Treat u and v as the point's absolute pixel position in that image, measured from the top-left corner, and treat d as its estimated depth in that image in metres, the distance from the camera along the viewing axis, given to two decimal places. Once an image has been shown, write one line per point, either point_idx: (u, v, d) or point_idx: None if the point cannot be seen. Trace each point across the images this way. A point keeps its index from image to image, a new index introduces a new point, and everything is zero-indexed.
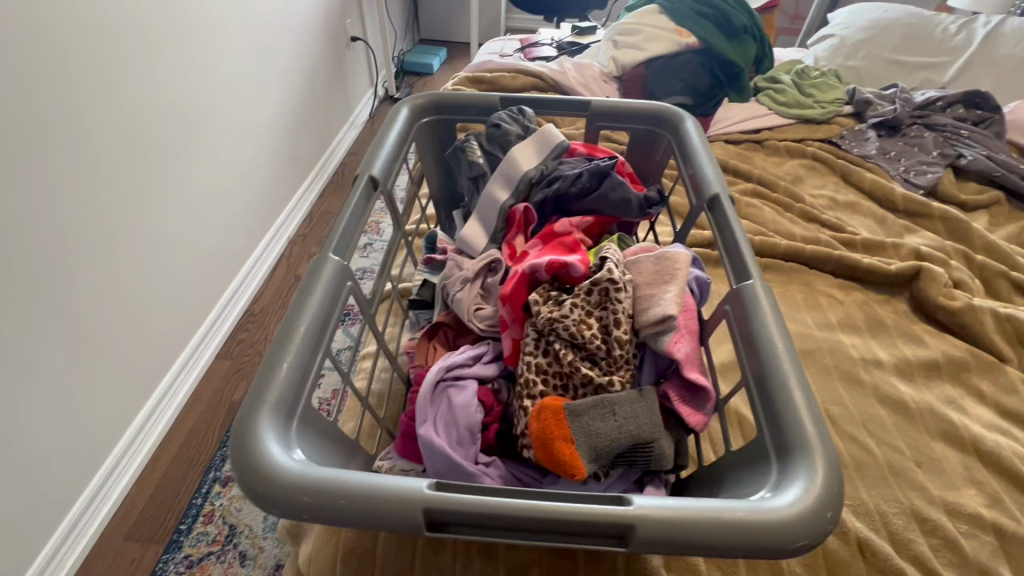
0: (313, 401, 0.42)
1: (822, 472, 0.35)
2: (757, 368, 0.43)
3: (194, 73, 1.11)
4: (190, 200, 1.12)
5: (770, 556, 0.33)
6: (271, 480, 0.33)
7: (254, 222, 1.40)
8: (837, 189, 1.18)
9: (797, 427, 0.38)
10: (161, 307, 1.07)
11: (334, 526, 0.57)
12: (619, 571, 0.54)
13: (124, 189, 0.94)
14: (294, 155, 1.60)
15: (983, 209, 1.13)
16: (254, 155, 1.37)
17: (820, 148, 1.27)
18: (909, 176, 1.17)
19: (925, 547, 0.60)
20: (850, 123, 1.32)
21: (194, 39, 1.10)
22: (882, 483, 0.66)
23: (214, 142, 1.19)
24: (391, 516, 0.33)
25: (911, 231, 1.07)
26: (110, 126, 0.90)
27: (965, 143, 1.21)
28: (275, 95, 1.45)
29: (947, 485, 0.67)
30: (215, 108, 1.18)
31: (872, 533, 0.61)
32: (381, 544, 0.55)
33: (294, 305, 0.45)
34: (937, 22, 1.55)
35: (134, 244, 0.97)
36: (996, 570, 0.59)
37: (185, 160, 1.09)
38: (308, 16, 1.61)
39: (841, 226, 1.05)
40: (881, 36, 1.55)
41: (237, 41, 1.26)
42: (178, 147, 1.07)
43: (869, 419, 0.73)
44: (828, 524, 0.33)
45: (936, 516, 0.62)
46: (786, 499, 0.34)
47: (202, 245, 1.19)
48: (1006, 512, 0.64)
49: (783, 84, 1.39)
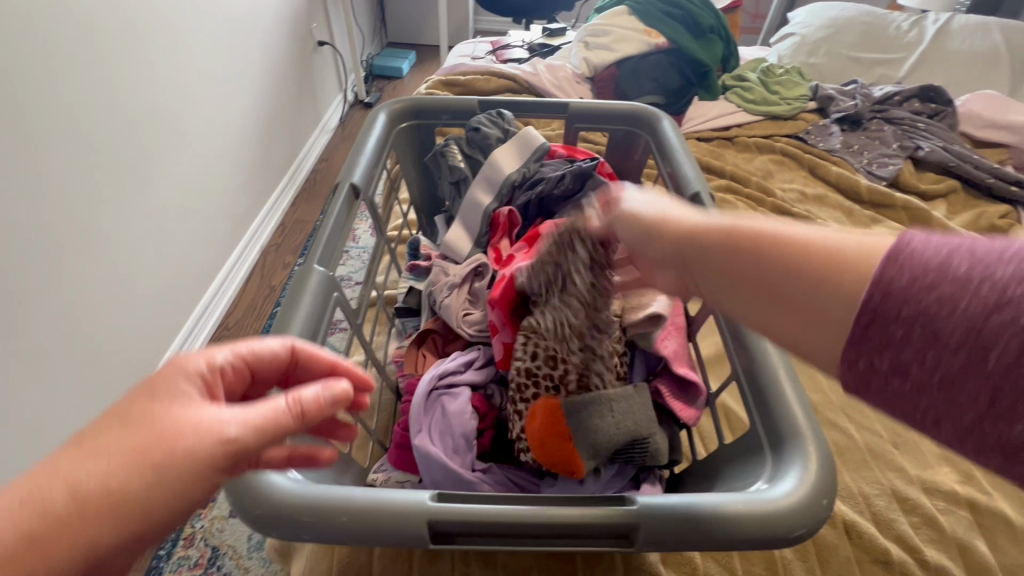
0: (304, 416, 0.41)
1: (817, 462, 0.36)
2: (747, 361, 0.44)
3: (157, 80, 1.07)
4: (157, 212, 1.08)
5: (771, 547, 0.33)
6: (266, 501, 0.32)
7: (224, 233, 1.36)
8: (806, 182, 1.22)
9: (789, 418, 0.39)
10: (129, 325, 1.03)
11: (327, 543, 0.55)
12: (618, 568, 0.55)
13: (87, 202, 0.89)
14: (265, 162, 1.56)
15: (942, 198, 1.19)
16: (223, 165, 1.33)
17: (788, 143, 1.31)
18: (873, 169, 1.21)
19: (906, 527, 0.62)
20: (814, 118, 1.37)
21: (159, 48, 1.07)
22: (863, 467, 0.68)
23: (180, 151, 1.15)
24: (395, 530, 0.32)
25: (876, 222, 1.11)
26: (71, 139, 0.86)
27: (922, 136, 1.27)
28: (243, 103, 1.42)
29: (923, 464, 0.69)
30: (182, 118, 1.15)
31: (856, 516, 0.63)
32: (378, 558, 0.54)
33: (279, 321, 0.43)
34: (890, 20, 1.62)
35: (100, 258, 0.93)
36: (973, 544, 0.62)
37: (152, 172, 1.06)
38: (274, 22, 1.58)
39: (812, 219, 1.09)
40: (838, 34, 1.61)
41: (202, 47, 1.22)
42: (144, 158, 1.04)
43: (848, 405, 0.75)
44: (824, 511, 0.34)
45: (915, 495, 0.65)
46: (784, 489, 0.34)
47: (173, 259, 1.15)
48: (978, 488, 0.67)
49: (751, 81, 1.42)
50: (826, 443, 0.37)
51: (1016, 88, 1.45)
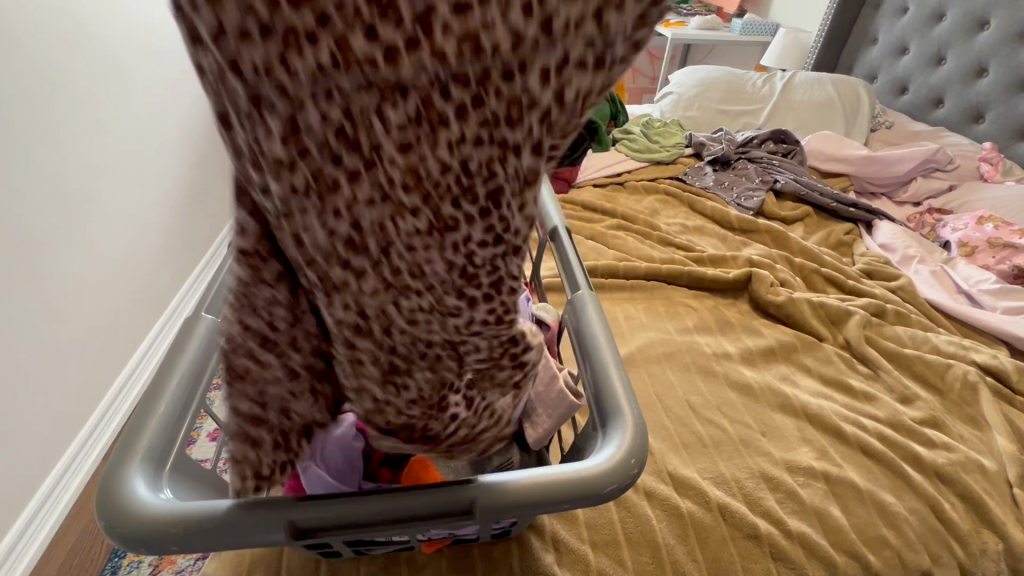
0: (186, 448, 0.45)
1: (632, 431, 0.43)
2: (590, 370, 0.50)
3: (70, 160, 1.15)
4: (70, 285, 1.15)
5: (587, 503, 0.41)
6: (135, 520, 0.37)
7: (131, 298, 1.35)
8: (686, 216, 1.39)
9: (615, 398, 0.46)
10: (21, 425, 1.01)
11: (235, 560, 0.58)
12: (515, 570, 0.60)
13: None
14: (185, 238, 1.62)
15: (800, 221, 1.38)
16: (145, 243, 1.41)
17: (671, 183, 1.49)
18: (741, 202, 1.41)
19: (772, 502, 0.71)
20: (691, 162, 1.58)
21: (75, 134, 1.16)
22: (736, 455, 0.77)
23: (90, 229, 1.20)
24: (260, 527, 0.39)
25: (746, 245, 1.27)
26: None
27: (778, 171, 1.49)
28: (161, 186, 1.49)
29: (787, 446, 0.79)
30: (99, 203, 1.24)
31: (729, 499, 0.70)
32: (288, 559, 0.59)
33: (167, 360, 0.48)
34: (748, 78, 1.92)
35: None
36: (827, 510, 0.70)
37: (74, 267, 1.16)
38: (195, 100, 1.67)
39: (691, 246, 1.23)
40: (707, 91, 1.89)
41: (117, 133, 1.30)
42: (54, 244, 1.10)
43: (723, 403, 0.85)
44: (635, 470, 0.42)
45: (779, 474, 0.74)
46: (601, 458, 0.42)
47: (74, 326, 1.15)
48: (831, 461, 0.77)
49: (634, 134, 1.62)
50: (641, 419, 0.45)
51: (852, 128, 1.75)
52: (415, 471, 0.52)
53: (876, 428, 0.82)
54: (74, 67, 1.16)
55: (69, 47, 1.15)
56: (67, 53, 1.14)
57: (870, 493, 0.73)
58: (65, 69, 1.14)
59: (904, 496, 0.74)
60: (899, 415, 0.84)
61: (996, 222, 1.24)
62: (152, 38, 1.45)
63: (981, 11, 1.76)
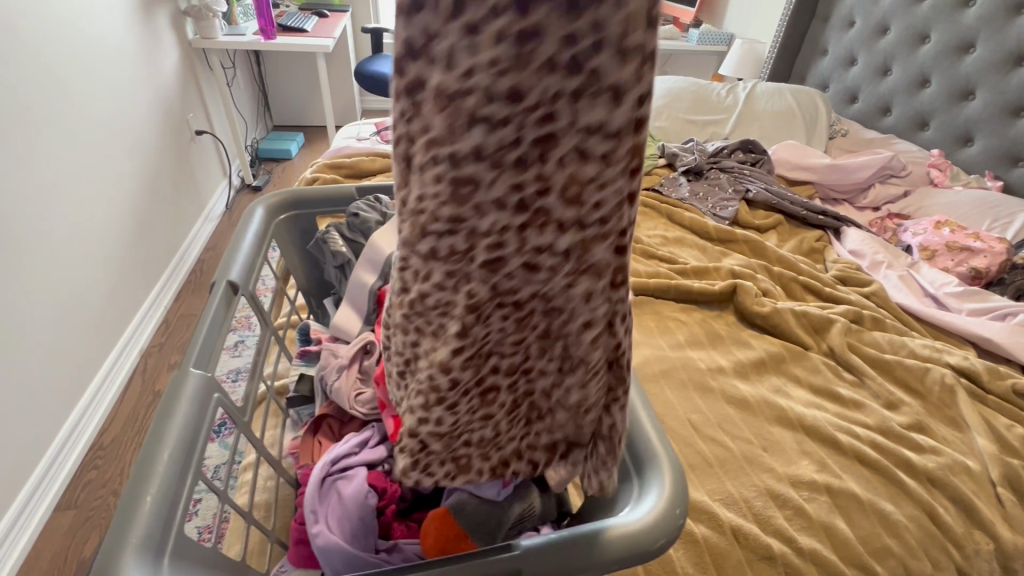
0: (185, 527, 0.40)
1: (671, 477, 0.43)
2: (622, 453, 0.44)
3: (24, 171, 1.14)
4: (12, 309, 1.09)
5: (641, 562, 0.40)
6: None
7: (74, 331, 1.29)
8: (665, 227, 1.40)
9: (649, 446, 0.45)
10: None
11: None
12: None
13: None
14: (137, 263, 1.56)
15: (772, 230, 1.43)
16: (92, 267, 1.36)
17: (648, 195, 1.50)
18: (717, 211, 1.43)
19: (781, 520, 0.71)
20: (666, 172, 1.60)
21: (20, 151, 1.13)
22: (742, 473, 0.77)
23: (35, 246, 1.16)
24: None
25: (726, 255, 1.29)
26: None
27: (749, 180, 1.53)
28: (112, 209, 1.45)
29: (789, 461, 0.80)
30: (38, 226, 1.18)
31: (740, 519, 0.70)
32: None
33: (157, 423, 0.43)
34: (712, 89, 1.97)
35: None
36: (833, 524, 0.71)
37: (16, 293, 1.10)
38: (143, 115, 1.62)
39: (674, 258, 1.24)
40: (674, 102, 1.93)
41: (67, 149, 1.28)
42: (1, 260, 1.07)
43: (722, 420, 0.85)
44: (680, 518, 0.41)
45: (784, 490, 0.74)
46: (645, 509, 0.41)
47: (9, 361, 1.08)
48: (831, 473, 0.78)
49: None
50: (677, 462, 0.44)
51: (812, 137, 1.82)
52: (437, 536, 0.49)
53: (868, 436, 0.84)
54: (28, 78, 1.16)
55: (17, 53, 1.13)
56: (28, 65, 1.16)
57: (871, 502, 0.75)
58: (20, 75, 1.14)
59: (902, 503, 0.76)
60: (888, 421, 0.87)
61: (952, 226, 1.31)
62: (97, 55, 1.41)
63: (922, 25, 1.86)
